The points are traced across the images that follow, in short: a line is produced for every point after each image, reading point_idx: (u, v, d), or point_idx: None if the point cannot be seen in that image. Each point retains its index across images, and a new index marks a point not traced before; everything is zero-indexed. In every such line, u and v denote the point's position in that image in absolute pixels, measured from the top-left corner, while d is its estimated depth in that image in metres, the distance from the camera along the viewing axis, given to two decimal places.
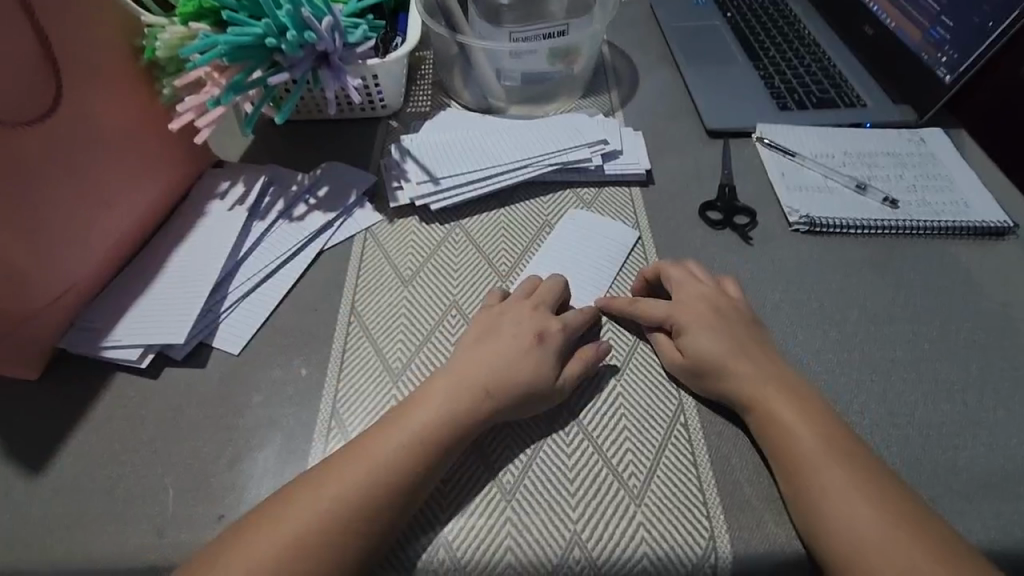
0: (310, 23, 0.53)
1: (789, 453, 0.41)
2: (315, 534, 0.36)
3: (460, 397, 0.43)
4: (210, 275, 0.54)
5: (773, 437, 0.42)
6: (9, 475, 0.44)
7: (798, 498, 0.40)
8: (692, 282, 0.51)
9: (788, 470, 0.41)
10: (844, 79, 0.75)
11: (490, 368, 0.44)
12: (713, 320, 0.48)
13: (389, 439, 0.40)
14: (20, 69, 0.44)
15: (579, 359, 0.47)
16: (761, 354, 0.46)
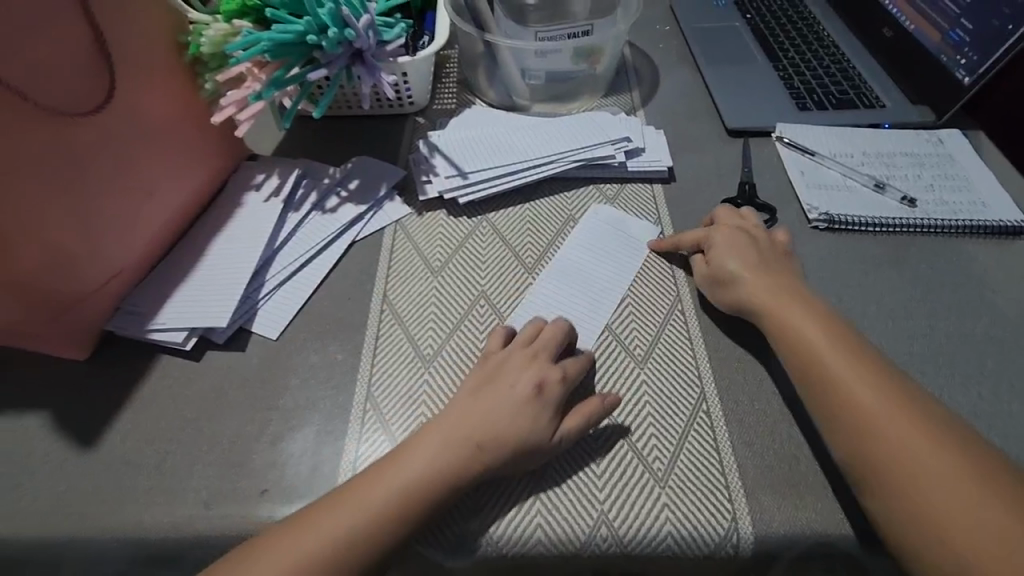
0: (349, 21, 0.55)
1: (855, 411, 0.41)
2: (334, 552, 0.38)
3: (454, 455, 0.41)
4: (249, 263, 0.56)
5: (834, 403, 0.42)
6: (63, 449, 0.47)
7: (851, 457, 0.40)
8: (731, 216, 0.58)
9: (842, 434, 0.41)
10: (864, 80, 0.76)
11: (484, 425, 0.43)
12: (744, 243, 0.54)
13: (387, 481, 0.40)
14: (80, 64, 0.46)
15: (580, 413, 0.45)
16: (812, 320, 0.46)
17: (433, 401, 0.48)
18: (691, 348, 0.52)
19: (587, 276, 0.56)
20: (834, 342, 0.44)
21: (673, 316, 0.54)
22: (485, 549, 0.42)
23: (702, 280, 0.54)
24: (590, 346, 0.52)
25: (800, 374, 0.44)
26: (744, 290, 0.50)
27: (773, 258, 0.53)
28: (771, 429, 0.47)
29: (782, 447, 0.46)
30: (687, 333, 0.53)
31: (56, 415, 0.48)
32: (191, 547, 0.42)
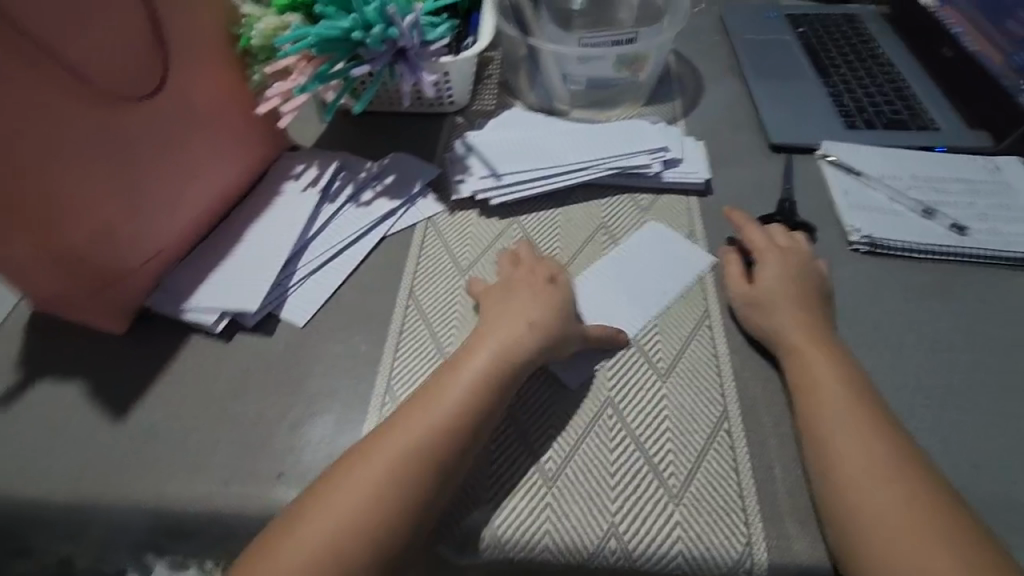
0: (394, 19, 0.56)
1: (846, 465, 0.41)
2: (404, 462, 0.40)
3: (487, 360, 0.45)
4: (282, 251, 0.57)
5: (823, 454, 0.42)
6: (96, 418, 0.48)
7: (828, 506, 0.41)
8: (784, 237, 0.56)
9: (826, 482, 0.41)
10: (918, 100, 0.73)
11: (509, 332, 0.47)
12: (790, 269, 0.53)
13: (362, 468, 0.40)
14: (137, 52, 0.49)
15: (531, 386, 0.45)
16: (825, 365, 0.46)
17: None
18: (717, 366, 0.50)
19: (625, 292, 0.55)
20: (836, 391, 0.44)
21: (699, 331, 0.53)
22: (492, 550, 0.42)
23: (739, 297, 0.53)
24: (611, 356, 0.51)
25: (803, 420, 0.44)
26: (776, 320, 0.50)
27: (812, 288, 0.52)
28: (793, 455, 0.45)
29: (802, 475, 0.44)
30: (713, 349, 0.51)
31: (91, 384, 0.50)
32: (208, 521, 0.44)
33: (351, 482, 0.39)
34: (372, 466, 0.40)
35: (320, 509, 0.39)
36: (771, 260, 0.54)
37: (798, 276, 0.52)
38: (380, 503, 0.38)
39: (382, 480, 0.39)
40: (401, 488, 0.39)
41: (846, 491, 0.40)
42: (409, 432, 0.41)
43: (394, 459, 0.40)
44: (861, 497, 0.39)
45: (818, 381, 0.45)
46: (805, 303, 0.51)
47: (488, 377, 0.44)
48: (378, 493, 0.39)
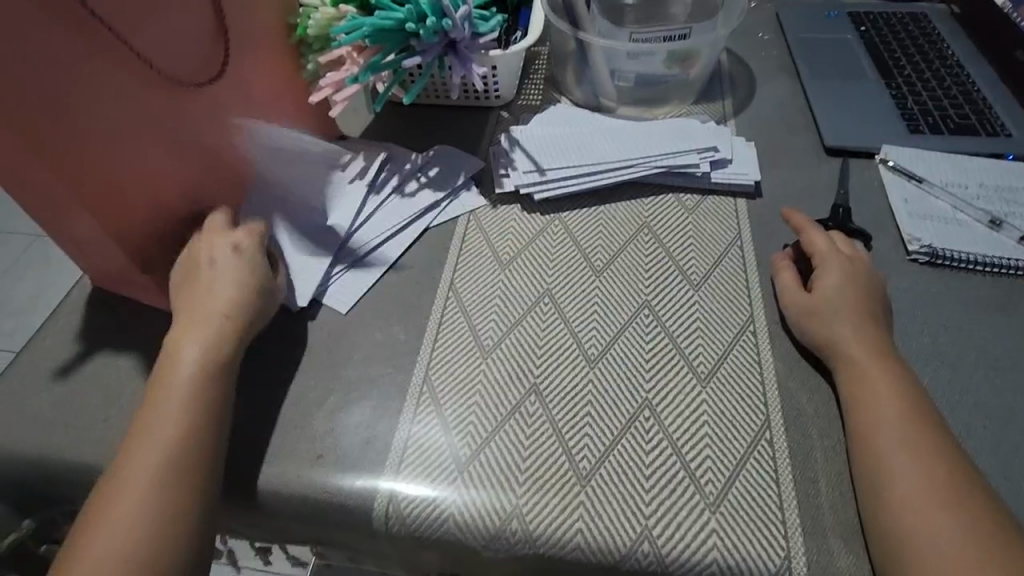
0: (448, 12, 0.56)
1: (895, 489, 0.39)
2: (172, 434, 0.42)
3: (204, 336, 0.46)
4: (329, 238, 0.59)
5: (872, 474, 0.41)
6: (147, 391, 0.51)
7: (876, 532, 0.39)
8: (843, 245, 0.54)
9: (875, 507, 0.40)
10: (990, 105, 0.69)
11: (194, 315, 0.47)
12: (851, 279, 0.51)
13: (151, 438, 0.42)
14: (199, 38, 0.50)
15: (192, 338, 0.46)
16: (878, 385, 0.44)
17: (488, 393, 0.49)
18: (760, 374, 0.49)
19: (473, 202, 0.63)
20: (888, 413, 0.43)
21: (742, 336, 0.51)
22: (523, 544, 0.42)
23: (793, 304, 0.51)
24: (648, 357, 0.50)
25: (853, 440, 0.43)
26: (828, 331, 0.48)
27: (870, 300, 0.50)
28: (839, 470, 0.44)
29: (848, 490, 0.43)
30: (757, 355, 0.50)
31: (144, 359, 0.53)
32: (241, 498, 0.45)
33: (137, 457, 0.41)
34: (150, 446, 0.42)
35: (120, 486, 0.40)
36: (829, 268, 0.52)
37: (859, 288, 0.50)
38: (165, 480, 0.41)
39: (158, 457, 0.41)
40: (184, 454, 0.42)
41: (896, 515, 0.39)
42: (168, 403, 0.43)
43: (167, 434, 0.42)
44: (913, 523, 0.38)
45: (874, 397, 0.44)
46: (865, 317, 0.48)
47: (208, 350, 0.46)
48: (165, 464, 0.41)
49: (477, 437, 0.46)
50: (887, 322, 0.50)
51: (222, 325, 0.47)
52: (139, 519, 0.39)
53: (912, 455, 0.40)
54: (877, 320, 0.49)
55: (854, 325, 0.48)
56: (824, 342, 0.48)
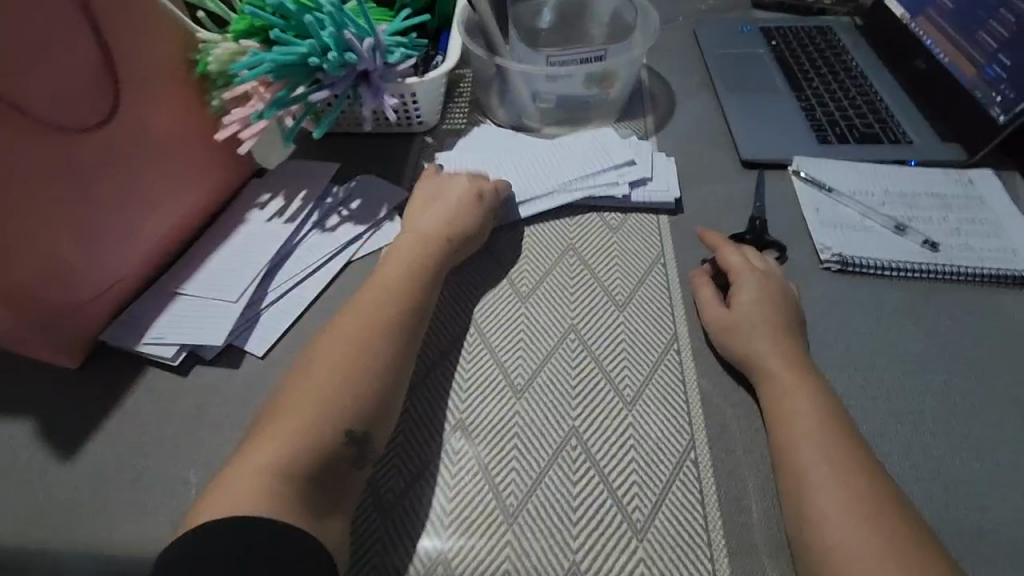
0: (352, 45, 0.56)
1: (821, 508, 0.39)
2: (374, 322, 0.46)
3: (416, 259, 0.52)
4: (248, 277, 0.56)
5: (794, 493, 0.41)
6: (45, 458, 0.47)
7: (804, 557, 0.39)
8: (754, 257, 0.56)
9: (800, 530, 0.40)
10: (891, 113, 0.72)
11: (414, 247, 0.53)
12: (765, 290, 0.52)
13: (339, 344, 0.44)
14: (84, 80, 0.47)
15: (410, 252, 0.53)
16: (794, 401, 0.45)
17: (411, 431, 0.47)
18: (684, 392, 0.49)
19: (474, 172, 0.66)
20: (808, 430, 0.43)
21: (667, 351, 0.52)
22: None
23: (714, 322, 0.52)
24: (575, 383, 0.50)
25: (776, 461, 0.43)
26: (744, 345, 0.49)
27: (786, 313, 0.51)
28: (762, 485, 0.44)
29: (771, 505, 0.43)
30: (681, 374, 0.50)
31: (42, 423, 0.49)
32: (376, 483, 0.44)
33: (330, 357, 0.43)
34: (338, 346, 0.44)
35: (311, 377, 0.42)
36: (743, 283, 0.53)
37: (773, 300, 0.51)
38: (368, 359, 0.43)
39: (360, 340, 0.44)
40: (381, 339, 0.45)
41: (821, 536, 0.38)
42: (379, 297, 0.48)
43: (370, 319, 0.46)
44: (840, 543, 0.37)
45: (792, 411, 0.44)
46: (778, 328, 0.50)
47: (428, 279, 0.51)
48: (361, 342, 0.44)
49: (402, 480, 0.45)
50: (802, 332, 0.51)
51: (432, 253, 0.53)
52: (329, 391, 0.41)
53: (832, 470, 0.41)
54: (792, 330, 0.50)
55: (769, 338, 0.49)
56: (743, 357, 0.49)
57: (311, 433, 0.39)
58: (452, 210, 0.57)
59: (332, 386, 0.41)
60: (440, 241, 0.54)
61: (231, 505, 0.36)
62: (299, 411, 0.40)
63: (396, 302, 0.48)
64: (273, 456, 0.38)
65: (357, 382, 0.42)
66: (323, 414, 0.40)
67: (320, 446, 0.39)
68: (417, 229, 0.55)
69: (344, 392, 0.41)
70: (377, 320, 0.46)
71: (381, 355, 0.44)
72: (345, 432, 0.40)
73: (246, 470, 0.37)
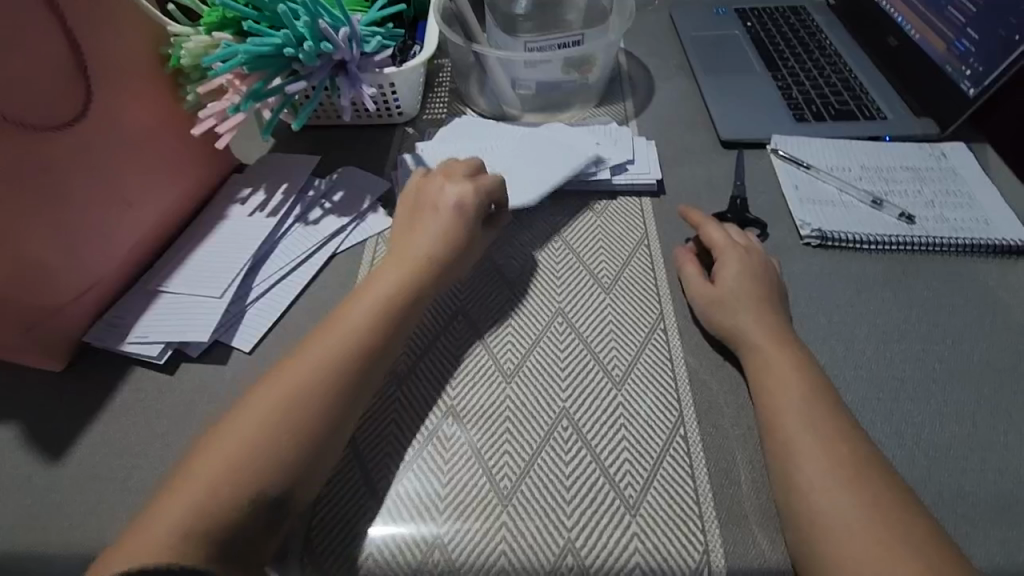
0: (327, 34, 0.55)
1: (808, 476, 0.40)
2: (329, 367, 0.42)
3: (382, 291, 0.47)
4: (232, 272, 0.56)
5: (781, 463, 0.41)
6: (32, 462, 0.47)
7: (793, 523, 0.39)
8: (736, 232, 0.57)
9: (790, 499, 0.40)
10: (866, 90, 0.74)
11: (399, 274, 0.49)
12: (748, 264, 0.53)
13: (283, 383, 0.41)
14: (54, 77, 0.46)
15: (392, 280, 0.49)
16: (777, 375, 0.45)
17: (403, 420, 0.47)
18: (673, 372, 0.50)
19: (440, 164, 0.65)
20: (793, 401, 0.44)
21: (655, 331, 0.53)
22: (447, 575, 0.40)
23: (699, 296, 0.53)
24: (564, 370, 0.50)
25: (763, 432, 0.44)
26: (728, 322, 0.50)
27: (768, 286, 0.52)
28: (750, 456, 0.45)
29: (760, 476, 0.44)
30: (668, 352, 0.51)
31: (27, 427, 0.48)
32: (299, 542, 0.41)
33: (272, 393, 0.41)
34: (286, 382, 0.41)
35: (243, 412, 0.40)
36: (726, 259, 0.53)
37: (756, 276, 0.52)
38: (301, 405, 0.41)
39: (315, 364, 0.42)
40: (325, 385, 0.42)
41: (810, 504, 0.39)
42: (344, 321, 0.45)
43: (322, 361, 0.43)
44: (828, 509, 0.38)
45: (774, 385, 0.45)
46: (761, 303, 0.50)
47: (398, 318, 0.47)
48: (304, 389, 0.41)
49: (395, 468, 0.45)
50: (783, 306, 0.52)
51: (411, 281, 0.49)
52: (272, 414, 0.40)
53: (816, 439, 0.41)
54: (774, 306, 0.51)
55: (751, 313, 0.49)
56: (728, 334, 0.49)
57: (232, 482, 0.37)
58: (436, 230, 0.52)
59: (278, 410, 0.40)
60: (422, 270, 0.50)
61: (148, 548, 0.34)
62: (241, 428, 0.39)
63: (356, 348, 0.44)
64: (208, 477, 0.37)
65: (304, 403, 0.41)
66: (249, 465, 0.38)
67: (240, 496, 0.37)
68: (399, 256, 0.51)
69: (290, 418, 0.40)
70: (329, 364, 0.43)
71: (322, 409, 0.41)
72: (266, 490, 0.38)
73: (166, 515, 0.36)
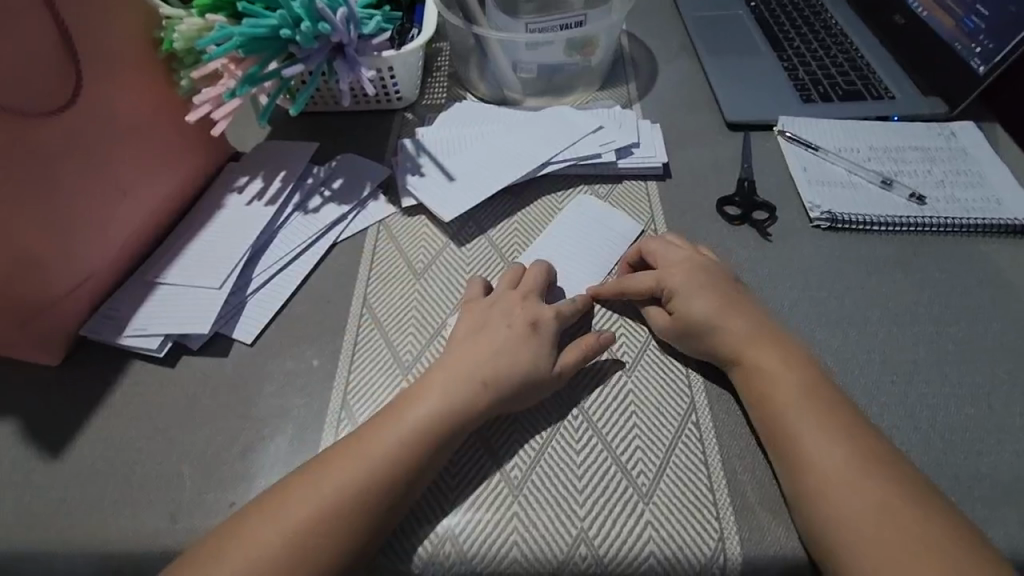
0: (325, 15, 0.53)
1: (817, 455, 0.39)
2: (393, 457, 0.39)
3: (449, 393, 0.42)
4: (232, 262, 0.54)
5: (786, 442, 0.41)
6: (30, 459, 0.46)
7: (802, 501, 0.39)
8: (670, 248, 0.53)
9: (798, 479, 0.39)
10: (872, 70, 0.72)
11: (484, 355, 0.44)
12: (696, 283, 0.49)
13: (347, 469, 0.39)
14: (43, 62, 0.45)
15: (471, 356, 0.45)
16: (775, 352, 0.45)
17: None
18: (683, 357, 0.49)
19: (438, 152, 0.63)
20: (796, 379, 0.43)
21: None
22: (460, 566, 0.40)
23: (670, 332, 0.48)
24: None
25: (763, 411, 0.43)
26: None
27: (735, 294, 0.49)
28: None
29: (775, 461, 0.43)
30: None
31: (25, 423, 0.47)
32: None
33: (333, 476, 0.38)
34: (348, 467, 0.39)
35: (299, 491, 0.38)
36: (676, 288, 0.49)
37: (705, 286, 0.48)
38: (357, 499, 0.38)
39: (379, 462, 0.39)
40: (385, 477, 0.39)
41: (820, 484, 0.38)
42: (408, 425, 0.41)
43: (387, 450, 0.39)
44: (838, 489, 0.38)
45: (781, 370, 0.43)
46: (727, 304, 0.47)
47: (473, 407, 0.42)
48: (363, 479, 0.38)
49: None
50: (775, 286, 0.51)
51: (496, 362, 0.44)
52: (332, 506, 0.37)
53: (828, 422, 0.41)
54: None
55: (721, 321, 0.46)
56: None
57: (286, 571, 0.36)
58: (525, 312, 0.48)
59: (335, 494, 0.38)
60: (508, 351, 0.45)
61: None
62: (300, 510, 0.37)
63: (421, 443, 0.40)
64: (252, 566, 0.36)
65: (364, 495, 0.38)
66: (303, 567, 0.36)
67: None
68: (483, 334, 0.46)
69: (349, 514, 0.37)
70: (392, 454, 0.39)
71: (371, 501, 0.38)
72: None
73: None
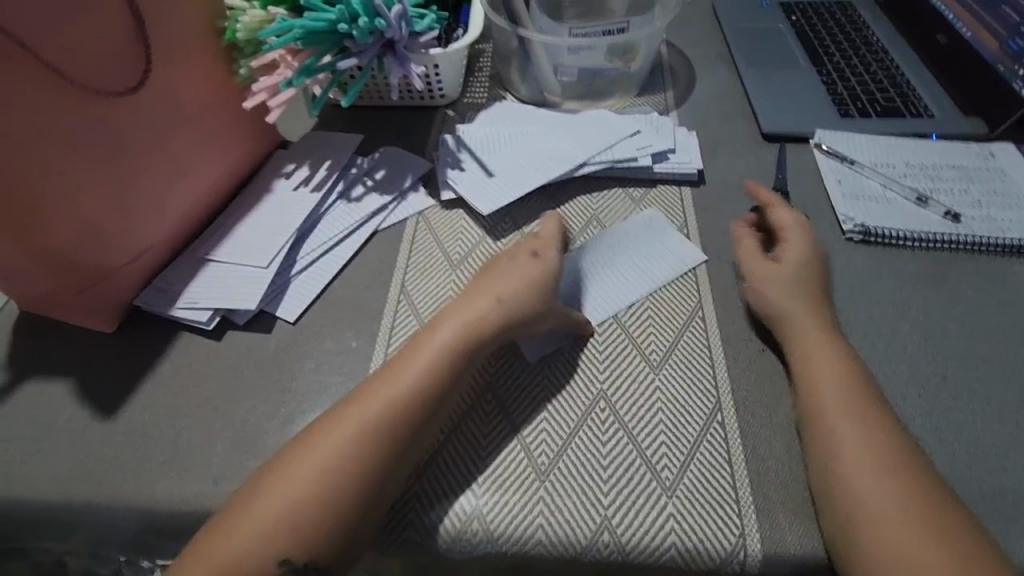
0: (381, 11, 0.55)
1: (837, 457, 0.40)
2: (362, 439, 0.40)
3: (463, 323, 0.46)
4: (279, 243, 0.57)
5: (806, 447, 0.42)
6: (84, 418, 0.48)
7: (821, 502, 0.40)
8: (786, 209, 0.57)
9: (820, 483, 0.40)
10: (913, 87, 0.72)
11: (461, 326, 0.46)
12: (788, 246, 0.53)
13: (303, 470, 0.39)
14: (118, 46, 0.48)
15: (454, 328, 0.46)
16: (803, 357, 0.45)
17: None
18: (711, 358, 0.50)
19: (478, 146, 0.66)
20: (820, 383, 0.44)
21: (692, 320, 0.53)
22: (486, 545, 0.41)
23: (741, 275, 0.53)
24: (604, 364, 0.50)
25: None
26: None
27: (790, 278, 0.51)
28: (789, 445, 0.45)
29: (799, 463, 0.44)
30: (707, 340, 0.51)
31: (81, 384, 0.50)
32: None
33: (291, 480, 0.39)
34: (306, 472, 0.39)
35: (260, 500, 0.39)
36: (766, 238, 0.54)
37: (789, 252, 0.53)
38: (315, 497, 0.38)
39: (339, 459, 0.39)
40: (355, 461, 0.39)
41: (841, 488, 0.39)
42: (420, 362, 0.44)
43: (357, 427, 0.41)
44: (857, 489, 0.39)
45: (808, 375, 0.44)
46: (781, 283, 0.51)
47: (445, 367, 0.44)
48: (331, 464, 0.39)
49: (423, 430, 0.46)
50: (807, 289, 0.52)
51: (469, 333, 0.46)
52: (340, 469, 0.39)
53: (854, 427, 0.41)
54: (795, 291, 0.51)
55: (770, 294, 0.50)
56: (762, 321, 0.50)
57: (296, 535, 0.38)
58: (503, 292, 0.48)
59: (310, 486, 0.39)
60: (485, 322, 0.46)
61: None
62: (259, 519, 0.38)
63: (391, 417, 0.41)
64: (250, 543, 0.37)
65: (323, 501, 0.38)
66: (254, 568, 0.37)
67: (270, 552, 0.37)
68: (468, 305, 0.48)
69: (334, 486, 0.39)
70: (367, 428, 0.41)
71: (328, 494, 0.38)
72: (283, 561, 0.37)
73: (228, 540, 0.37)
